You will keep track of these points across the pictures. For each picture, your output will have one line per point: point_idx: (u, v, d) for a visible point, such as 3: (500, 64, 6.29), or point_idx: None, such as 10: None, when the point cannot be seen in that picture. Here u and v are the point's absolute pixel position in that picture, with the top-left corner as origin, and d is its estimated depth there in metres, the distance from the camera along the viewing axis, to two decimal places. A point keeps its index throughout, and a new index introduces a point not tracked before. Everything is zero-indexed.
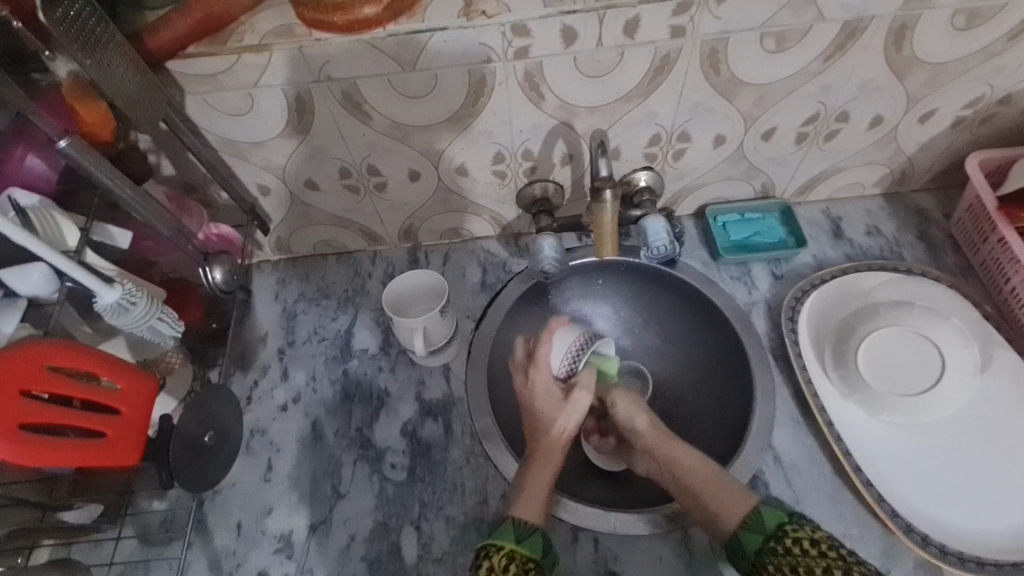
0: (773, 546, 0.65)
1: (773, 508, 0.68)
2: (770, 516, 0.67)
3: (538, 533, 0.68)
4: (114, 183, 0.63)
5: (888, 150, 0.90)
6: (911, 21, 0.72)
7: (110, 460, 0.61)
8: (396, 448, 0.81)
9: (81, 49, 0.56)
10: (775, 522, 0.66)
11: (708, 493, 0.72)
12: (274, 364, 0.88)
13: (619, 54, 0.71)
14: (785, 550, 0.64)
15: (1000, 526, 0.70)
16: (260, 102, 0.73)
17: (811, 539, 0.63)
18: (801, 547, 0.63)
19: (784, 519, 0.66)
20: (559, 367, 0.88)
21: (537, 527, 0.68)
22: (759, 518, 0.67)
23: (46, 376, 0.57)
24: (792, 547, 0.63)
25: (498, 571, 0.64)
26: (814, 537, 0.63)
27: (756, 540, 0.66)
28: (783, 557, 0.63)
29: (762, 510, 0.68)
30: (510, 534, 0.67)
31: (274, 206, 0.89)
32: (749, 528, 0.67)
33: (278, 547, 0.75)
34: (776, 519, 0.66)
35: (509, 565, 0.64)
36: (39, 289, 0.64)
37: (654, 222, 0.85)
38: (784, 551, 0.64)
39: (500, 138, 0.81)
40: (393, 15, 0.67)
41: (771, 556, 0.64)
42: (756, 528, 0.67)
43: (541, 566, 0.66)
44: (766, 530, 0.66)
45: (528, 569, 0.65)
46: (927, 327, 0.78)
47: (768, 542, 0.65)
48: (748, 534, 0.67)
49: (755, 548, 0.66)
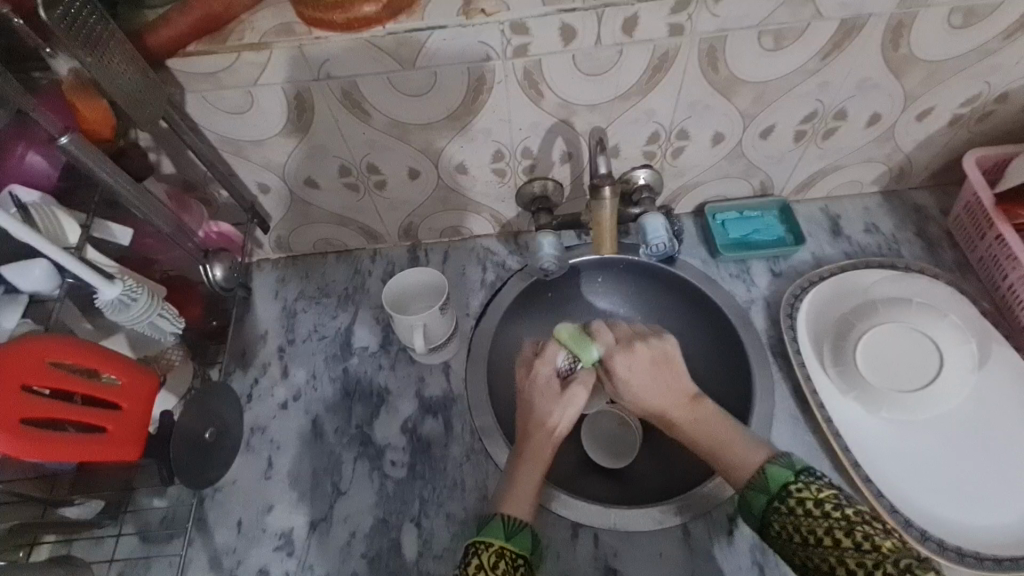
0: (776, 506, 0.65)
1: (779, 467, 0.67)
2: (775, 475, 0.66)
3: (527, 530, 0.69)
4: (115, 180, 0.63)
5: (886, 148, 0.90)
6: (908, 19, 0.72)
7: (111, 456, 0.61)
8: (396, 445, 0.81)
9: (82, 46, 0.57)
10: (779, 483, 0.66)
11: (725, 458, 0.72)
12: (274, 362, 0.89)
13: (617, 52, 0.72)
14: (788, 510, 0.64)
15: (999, 521, 0.71)
16: (260, 100, 0.73)
17: (815, 499, 0.63)
18: (804, 508, 0.63)
19: (789, 479, 0.66)
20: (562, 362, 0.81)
21: (527, 524, 0.69)
22: (763, 478, 0.67)
23: (47, 371, 0.57)
24: (794, 508, 0.63)
25: (487, 568, 0.64)
26: (818, 497, 0.63)
27: (761, 500, 0.66)
28: (787, 516, 0.63)
29: (769, 469, 0.67)
30: (499, 532, 0.67)
31: (274, 205, 0.90)
32: (754, 489, 0.67)
33: (279, 545, 0.75)
34: (781, 480, 0.66)
35: (499, 562, 0.65)
36: (40, 285, 0.64)
37: (653, 220, 0.86)
38: (788, 511, 0.64)
39: (499, 136, 0.81)
40: (392, 14, 0.67)
41: (774, 515, 0.64)
42: (761, 488, 0.67)
43: (529, 563, 0.67)
44: (770, 490, 0.66)
45: (517, 564, 0.66)
46: (925, 324, 0.78)
47: (771, 502, 0.65)
48: (754, 494, 0.67)
49: (760, 508, 0.66)
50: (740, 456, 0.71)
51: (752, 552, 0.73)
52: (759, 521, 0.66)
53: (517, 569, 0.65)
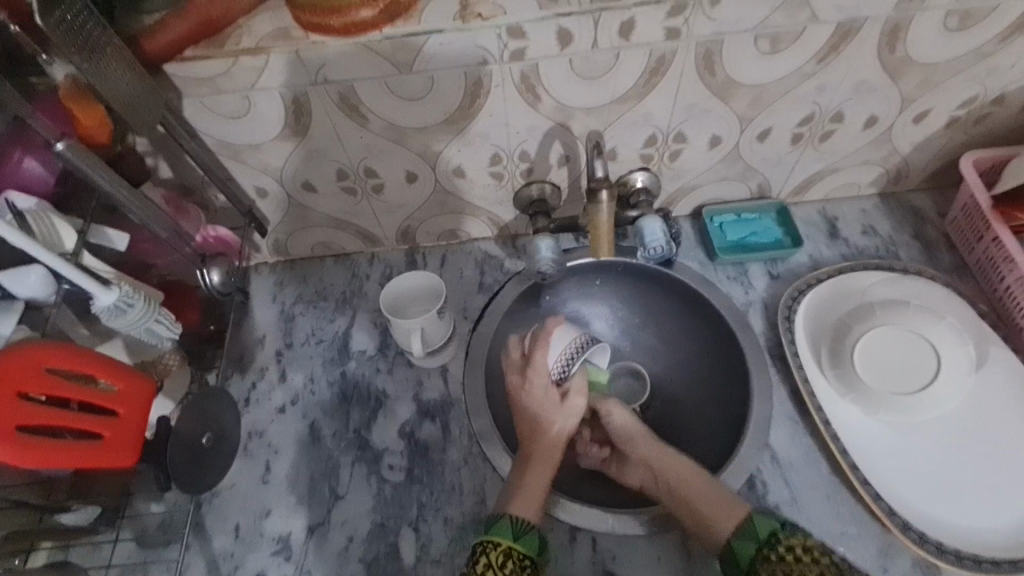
0: (766, 553, 0.64)
1: (766, 516, 0.67)
2: (762, 524, 0.66)
3: (534, 531, 0.69)
4: (111, 186, 0.63)
5: (883, 150, 0.90)
6: (904, 22, 0.72)
7: (108, 461, 0.61)
8: (393, 449, 0.81)
9: (78, 52, 0.57)
10: (767, 530, 0.65)
11: (698, 504, 0.71)
12: (272, 366, 0.89)
13: (615, 56, 0.72)
14: (777, 556, 0.63)
15: (997, 524, 0.71)
16: (257, 105, 0.73)
17: (803, 545, 0.62)
18: (791, 555, 0.62)
19: (777, 527, 0.65)
20: (555, 368, 0.82)
21: (534, 525, 0.69)
22: (751, 526, 0.66)
23: (44, 378, 0.57)
24: (782, 556, 0.62)
25: (495, 567, 0.65)
26: (806, 544, 0.62)
27: (749, 548, 0.65)
28: (776, 564, 0.62)
29: (755, 519, 0.67)
30: (507, 531, 0.68)
31: (271, 209, 0.90)
32: (740, 536, 0.66)
33: (276, 549, 0.75)
34: (769, 527, 0.65)
35: (507, 561, 0.66)
36: (36, 291, 0.64)
37: (650, 223, 0.86)
38: (777, 559, 0.63)
39: (497, 140, 0.81)
40: (389, 18, 0.67)
41: (763, 564, 0.63)
42: (749, 536, 0.66)
43: (535, 564, 0.67)
44: (759, 537, 0.65)
45: (525, 565, 0.66)
46: (922, 326, 0.78)
47: (760, 549, 0.64)
48: (740, 541, 0.66)
49: (747, 557, 0.65)
50: (710, 492, 0.72)
51: None
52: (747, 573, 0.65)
53: (524, 569, 0.66)
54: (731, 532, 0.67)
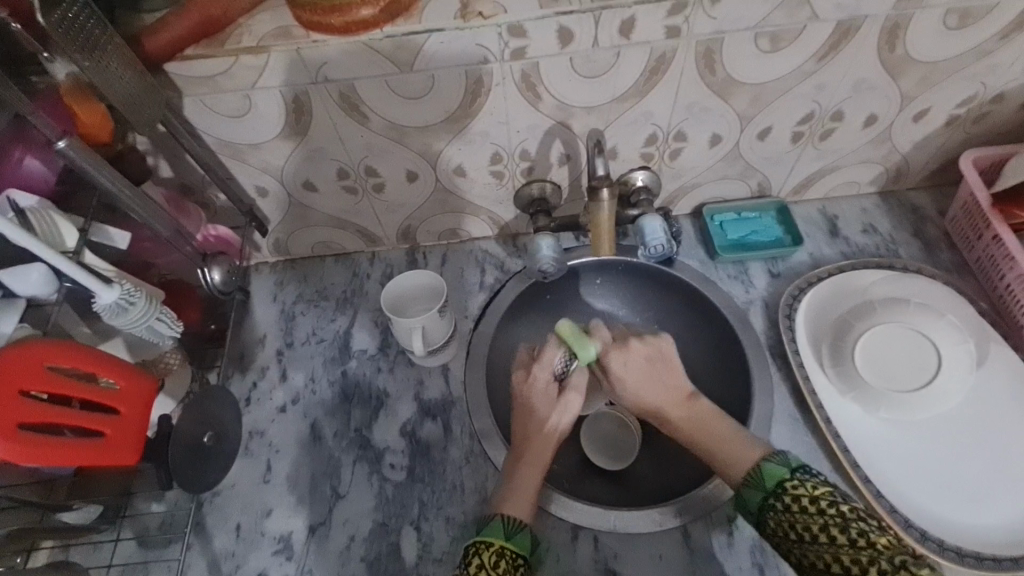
0: (773, 502, 0.65)
1: (775, 464, 0.67)
2: (771, 474, 0.66)
3: (525, 531, 0.69)
4: (112, 184, 0.63)
5: (883, 149, 0.90)
6: (904, 20, 0.73)
7: (109, 460, 0.61)
8: (395, 448, 0.81)
9: (79, 51, 0.57)
10: (774, 480, 0.66)
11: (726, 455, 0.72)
12: (272, 366, 0.89)
13: (615, 54, 0.72)
14: (784, 506, 0.64)
15: (1000, 522, 0.71)
16: (258, 104, 0.73)
17: (811, 496, 0.63)
18: (798, 505, 0.63)
19: (786, 476, 0.65)
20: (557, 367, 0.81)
21: (526, 525, 0.70)
22: (760, 474, 0.67)
23: (45, 376, 0.57)
24: (790, 505, 0.63)
25: (489, 567, 0.64)
26: (814, 495, 0.62)
27: (757, 496, 0.66)
28: (782, 513, 0.63)
29: (764, 468, 0.67)
30: (499, 532, 0.68)
31: (272, 208, 0.90)
32: (750, 485, 0.67)
33: (277, 549, 0.75)
34: (776, 478, 0.66)
35: (499, 561, 0.65)
36: (37, 289, 0.64)
37: (651, 222, 0.86)
38: (784, 508, 0.64)
39: (497, 138, 0.81)
40: (390, 17, 0.67)
41: (770, 511, 0.64)
42: (758, 485, 0.67)
43: (528, 562, 0.68)
44: (766, 487, 0.66)
45: (517, 565, 0.66)
46: (923, 323, 0.79)
47: (767, 499, 0.65)
48: (749, 491, 0.67)
49: (756, 505, 0.66)
50: (742, 446, 0.72)
51: (752, 554, 0.73)
52: (755, 519, 0.66)
53: (517, 569, 0.66)
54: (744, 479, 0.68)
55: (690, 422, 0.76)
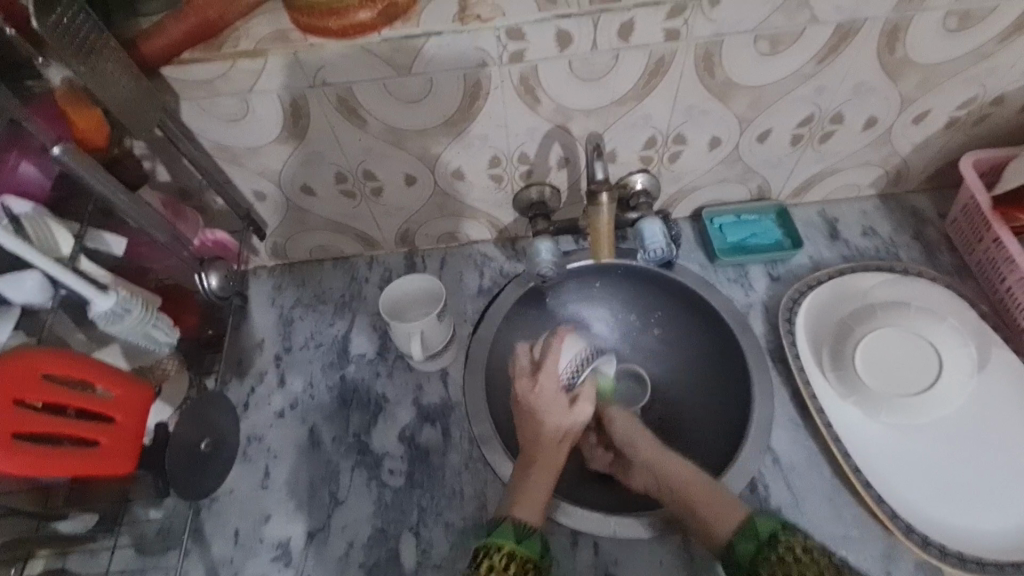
0: (766, 552, 0.63)
1: (767, 517, 0.66)
2: (764, 524, 0.65)
3: (537, 535, 0.68)
4: (108, 189, 0.62)
5: (883, 151, 0.90)
6: (904, 23, 0.72)
7: (105, 468, 0.61)
8: (393, 453, 0.81)
9: (75, 55, 0.56)
10: (768, 530, 0.64)
11: (696, 504, 0.71)
12: (270, 370, 0.88)
13: (614, 57, 0.71)
14: (778, 556, 0.62)
15: (1002, 526, 0.70)
16: (255, 108, 0.73)
17: (803, 546, 0.62)
18: (791, 555, 0.61)
19: (777, 528, 0.64)
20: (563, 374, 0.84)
21: (536, 528, 0.69)
22: (751, 525, 0.66)
23: (40, 385, 0.57)
24: (782, 555, 0.62)
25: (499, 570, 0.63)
26: (807, 544, 0.62)
27: (750, 546, 0.65)
28: (776, 563, 0.62)
29: (756, 520, 0.66)
30: (510, 534, 0.67)
31: (270, 212, 0.89)
32: (740, 536, 0.66)
33: (275, 555, 0.75)
34: (770, 527, 0.65)
35: (510, 564, 0.64)
36: (32, 297, 0.63)
37: (650, 225, 0.85)
38: (777, 559, 0.62)
39: (496, 142, 0.81)
40: (388, 20, 0.67)
41: (763, 562, 0.63)
42: (750, 534, 0.65)
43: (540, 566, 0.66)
44: (759, 537, 0.64)
45: (528, 569, 0.65)
46: (923, 327, 0.78)
47: (761, 548, 0.64)
48: (741, 542, 0.65)
49: (747, 558, 0.64)
50: (711, 492, 0.71)
51: None
52: (746, 572, 0.64)
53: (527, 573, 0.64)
54: (732, 531, 0.67)
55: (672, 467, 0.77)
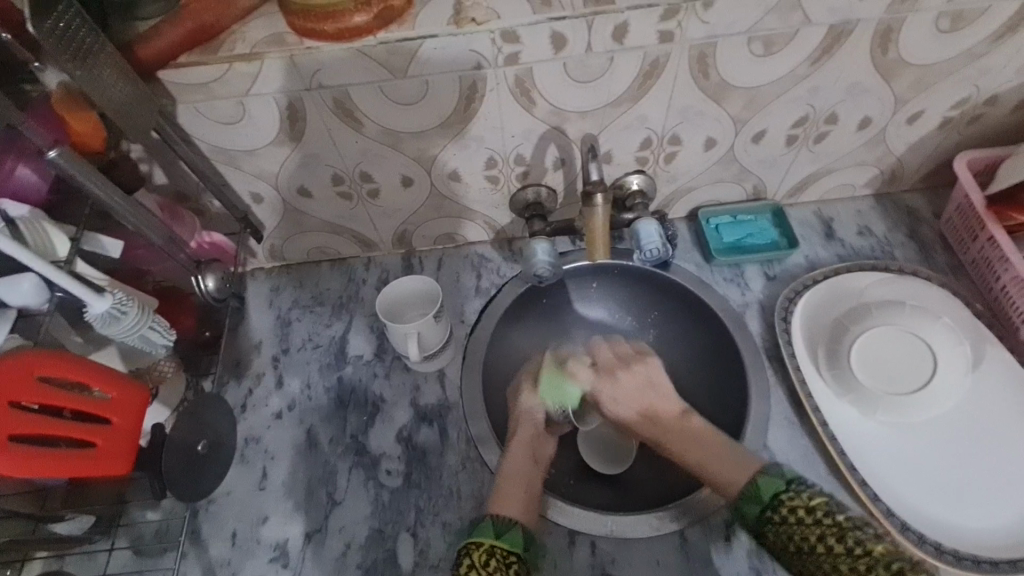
0: (770, 515, 0.64)
1: (770, 476, 0.66)
2: (766, 485, 0.65)
3: (518, 528, 0.68)
4: (103, 191, 0.62)
5: (878, 151, 0.90)
6: (897, 24, 0.73)
7: (101, 469, 0.61)
8: (391, 454, 0.81)
9: (72, 60, 0.57)
10: (771, 492, 0.65)
11: (707, 466, 0.73)
12: (268, 372, 0.88)
13: (608, 59, 0.72)
14: (782, 520, 0.63)
15: (997, 524, 0.71)
16: (252, 110, 0.73)
17: (807, 507, 0.62)
18: (796, 517, 0.62)
19: (781, 488, 0.65)
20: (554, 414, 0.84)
21: (517, 522, 0.69)
22: (754, 488, 0.66)
23: (36, 387, 0.57)
24: (788, 517, 0.62)
25: (478, 567, 0.63)
26: (810, 505, 0.62)
27: (754, 509, 0.66)
28: (780, 526, 0.63)
29: (759, 480, 0.66)
30: (489, 531, 0.67)
31: (267, 214, 0.89)
32: (744, 498, 0.67)
33: (274, 556, 0.75)
34: (773, 489, 0.65)
35: (489, 560, 0.64)
36: (30, 300, 0.64)
37: (647, 225, 0.84)
38: (781, 521, 0.63)
39: (492, 143, 0.81)
40: (383, 23, 0.67)
41: (768, 525, 0.64)
42: (754, 497, 0.66)
43: (522, 559, 0.66)
44: (762, 499, 0.65)
45: (511, 560, 0.65)
46: (917, 326, 0.79)
47: (765, 511, 0.64)
48: (746, 504, 0.66)
49: (754, 517, 0.66)
50: (716, 456, 0.73)
51: (749, 557, 0.73)
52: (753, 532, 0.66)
53: (509, 565, 0.64)
54: (739, 492, 0.68)
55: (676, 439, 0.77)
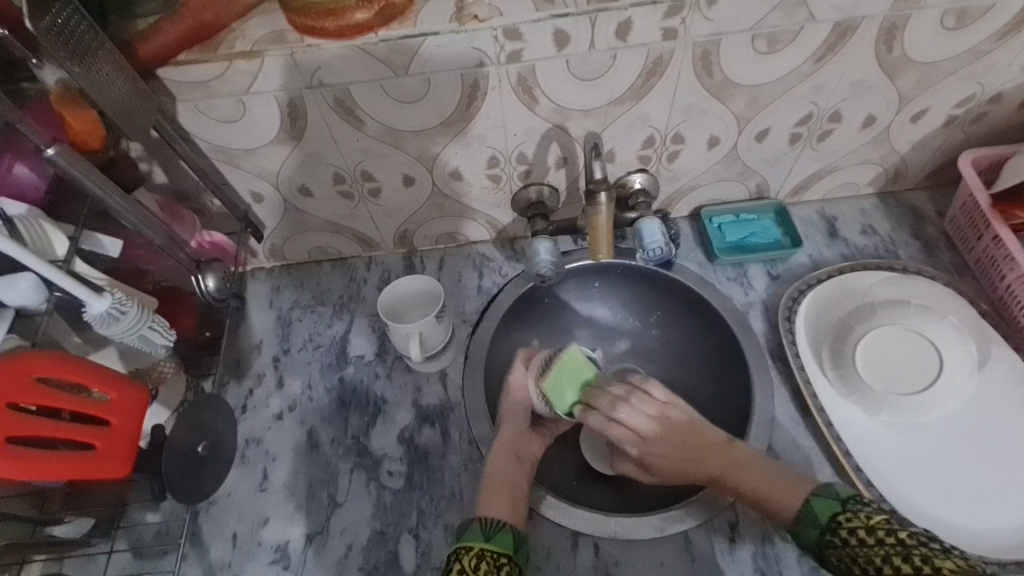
0: (829, 538, 0.62)
1: (823, 496, 0.65)
2: (821, 506, 0.64)
3: (506, 530, 0.67)
4: (101, 190, 0.62)
5: (881, 150, 0.90)
6: (901, 21, 0.72)
7: (100, 472, 0.60)
8: (392, 455, 0.81)
9: (70, 56, 0.56)
10: (826, 513, 0.64)
11: (755, 491, 0.69)
12: (268, 373, 0.88)
13: (611, 57, 0.71)
14: (842, 541, 0.61)
15: (1005, 525, 0.70)
16: (252, 109, 0.72)
17: (867, 526, 0.61)
18: (857, 538, 0.60)
19: (837, 509, 0.63)
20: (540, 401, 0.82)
21: (506, 523, 0.68)
22: (810, 510, 0.65)
23: (34, 389, 0.56)
24: (848, 539, 0.61)
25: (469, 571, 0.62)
26: (870, 524, 0.60)
27: (813, 533, 0.64)
28: (842, 549, 0.61)
29: (813, 501, 0.65)
30: (477, 535, 0.66)
31: (268, 213, 0.89)
32: (801, 522, 0.65)
33: (275, 558, 0.75)
34: (828, 511, 0.64)
35: (480, 564, 0.63)
36: (27, 299, 0.62)
37: (649, 225, 0.84)
38: (842, 542, 0.61)
39: (494, 142, 0.80)
40: (385, 20, 0.66)
41: (830, 548, 0.62)
42: (811, 522, 0.64)
43: (513, 562, 0.65)
44: (819, 522, 0.64)
45: (502, 562, 0.64)
46: (923, 326, 0.79)
47: (823, 535, 0.63)
48: (803, 528, 0.65)
49: (812, 542, 0.64)
50: (760, 480, 0.69)
51: (754, 559, 0.72)
52: (815, 556, 0.64)
53: (499, 568, 0.63)
54: (794, 516, 0.66)
55: (730, 471, 0.71)
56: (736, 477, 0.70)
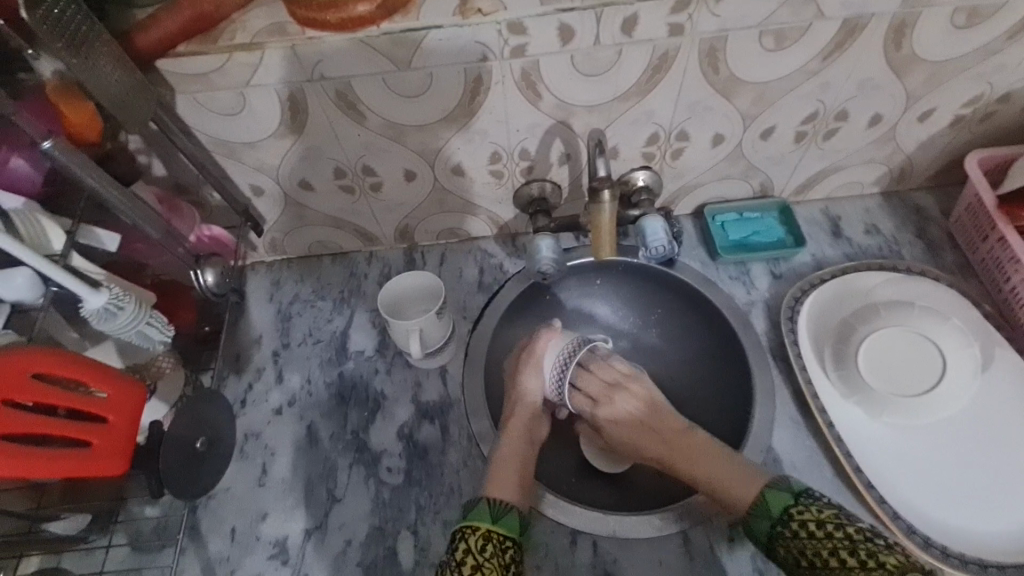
0: (780, 530, 0.63)
1: (776, 490, 0.65)
2: (774, 499, 0.65)
3: (514, 512, 0.67)
4: (99, 184, 0.61)
5: (887, 149, 0.89)
6: (911, 19, 0.71)
7: (97, 468, 0.60)
8: (392, 451, 0.80)
9: (66, 46, 0.55)
10: (779, 506, 0.64)
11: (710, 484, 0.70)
12: (268, 367, 0.87)
13: (617, 52, 0.70)
14: (793, 534, 0.62)
15: (1003, 528, 0.70)
16: (253, 102, 0.72)
17: (817, 520, 0.61)
18: (806, 531, 0.61)
19: (789, 502, 0.64)
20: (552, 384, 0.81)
21: (513, 505, 0.68)
22: (763, 502, 0.65)
23: (31, 385, 0.56)
24: (799, 531, 0.62)
25: (473, 551, 0.63)
26: (820, 518, 0.61)
27: (764, 525, 0.64)
28: (793, 541, 0.62)
29: (767, 494, 0.65)
30: (486, 515, 0.66)
31: (268, 207, 0.88)
32: (755, 514, 0.65)
33: (274, 553, 0.74)
34: (780, 503, 0.64)
35: (485, 544, 0.64)
36: (24, 294, 0.62)
37: (653, 222, 0.86)
38: (793, 535, 0.62)
39: (496, 137, 0.80)
40: (387, 13, 0.65)
41: (780, 540, 0.63)
42: (763, 513, 0.65)
43: (518, 544, 0.66)
44: (772, 514, 0.64)
45: (506, 546, 0.65)
46: (928, 328, 0.78)
47: (774, 527, 0.63)
48: (756, 519, 0.65)
49: (763, 534, 0.64)
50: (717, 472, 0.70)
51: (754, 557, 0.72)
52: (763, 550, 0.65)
53: (505, 551, 0.64)
54: (748, 506, 0.66)
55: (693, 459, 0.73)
56: (698, 465, 0.72)
